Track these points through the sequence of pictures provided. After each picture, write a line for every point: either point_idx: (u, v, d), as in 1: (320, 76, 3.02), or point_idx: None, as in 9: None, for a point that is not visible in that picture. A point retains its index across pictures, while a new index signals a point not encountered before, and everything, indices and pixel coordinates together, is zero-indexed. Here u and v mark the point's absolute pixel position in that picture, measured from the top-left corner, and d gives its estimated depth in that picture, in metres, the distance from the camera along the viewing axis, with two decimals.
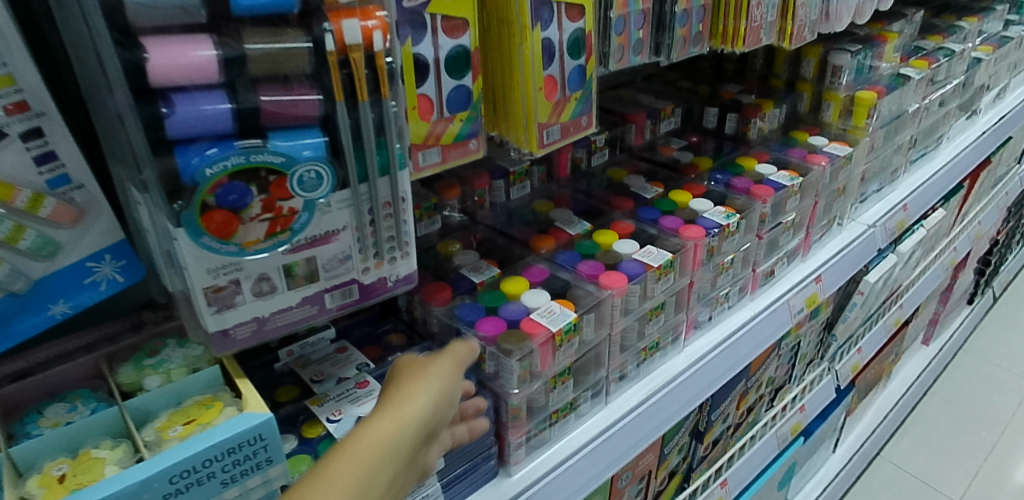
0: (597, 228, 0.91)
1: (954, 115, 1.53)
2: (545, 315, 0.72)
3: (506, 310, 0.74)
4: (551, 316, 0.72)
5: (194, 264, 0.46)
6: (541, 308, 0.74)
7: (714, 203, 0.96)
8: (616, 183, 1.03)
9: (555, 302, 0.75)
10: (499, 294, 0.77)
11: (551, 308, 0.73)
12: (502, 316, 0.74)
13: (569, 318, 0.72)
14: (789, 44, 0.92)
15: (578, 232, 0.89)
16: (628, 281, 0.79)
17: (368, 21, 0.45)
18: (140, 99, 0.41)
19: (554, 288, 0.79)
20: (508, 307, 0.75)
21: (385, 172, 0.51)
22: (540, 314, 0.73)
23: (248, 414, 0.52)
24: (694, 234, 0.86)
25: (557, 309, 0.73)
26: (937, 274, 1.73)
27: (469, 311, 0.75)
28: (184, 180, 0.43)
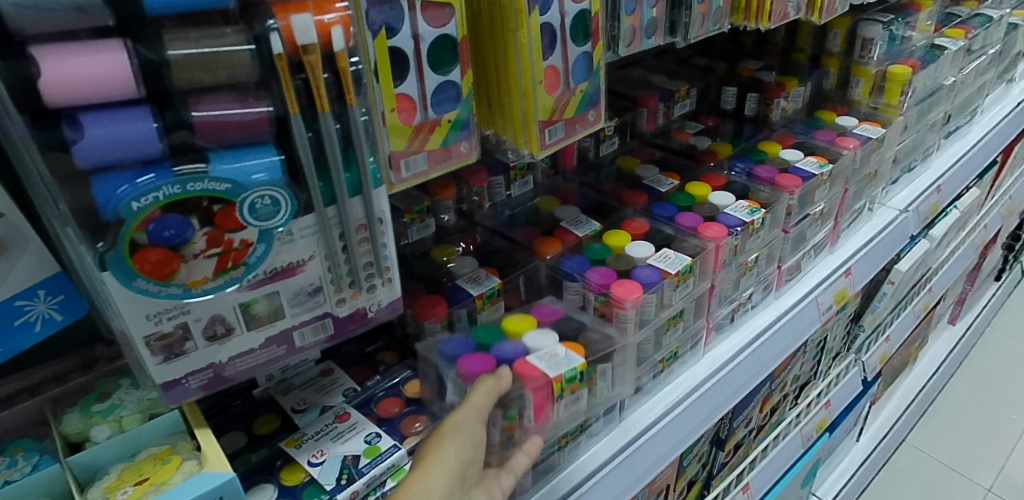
0: (607, 228, 0.83)
1: (990, 86, 1.43)
2: (545, 359, 0.64)
3: (501, 348, 0.66)
4: (554, 359, 0.64)
5: (129, 311, 0.39)
6: (541, 351, 0.66)
7: (736, 197, 0.87)
8: (627, 174, 0.95)
9: (561, 344, 0.67)
10: (496, 330, 0.69)
11: (552, 351, 0.65)
12: (494, 355, 0.66)
13: (574, 363, 0.64)
14: (818, 18, 0.82)
15: (586, 233, 0.81)
16: (643, 291, 0.71)
17: (325, 15, 0.37)
18: (37, 122, 0.33)
19: (567, 331, 0.71)
20: (502, 345, 0.67)
21: (357, 191, 0.42)
22: (539, 356, 0.65)
23: (208, 474, 0.45)
24: (715, 234, 0.78)
25: (561, 354, 0.65)
26: (967, 254, 1.64)
27: (455, 346, 0.67)
28: (105, 215, 0.35)
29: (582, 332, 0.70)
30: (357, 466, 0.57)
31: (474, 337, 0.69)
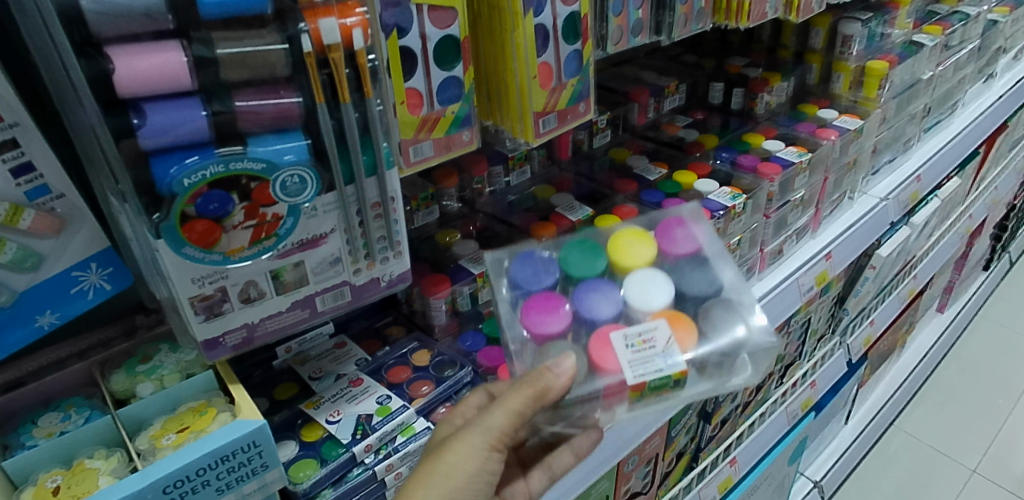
0: (599, 213, 0.89)
1: (970, 80, 1.48)
2: (636, 348, 0.57)
3: (587, 295, 0.64)
4: (647, 345, 0.58)
5: (178, 274, 0.45)
6: (638, 334, 0.58)
7: (720, 184, 0.93)
8: (619, 164, 1.01)
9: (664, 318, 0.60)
10: (593, 263, 0.67)
11: (651, 327, 0.59)
12: (577, 309, 0.63)
13: (666, 371, 0.56)
14: (796, 17, 0.88)
15: (579, 218, 0.87)
16: None
17: (347, 18, 0.42)
18: (110, 110, 0.40)
19: None
20: (592, 304, 0.63)
21: (372, 172, 0.48)
22: (630, 342, 0.58)
23: (242, 422, 0.51)
24: None
25: (658, 348, 0.57)
26: (952, 243, 1.70)
27: (540, 283, 0.65)
28: (162, 189, 0.41)
29: (703, 312, 0.63)
30: (370, 423, 0.63)
31: (567, 270, 0.67)
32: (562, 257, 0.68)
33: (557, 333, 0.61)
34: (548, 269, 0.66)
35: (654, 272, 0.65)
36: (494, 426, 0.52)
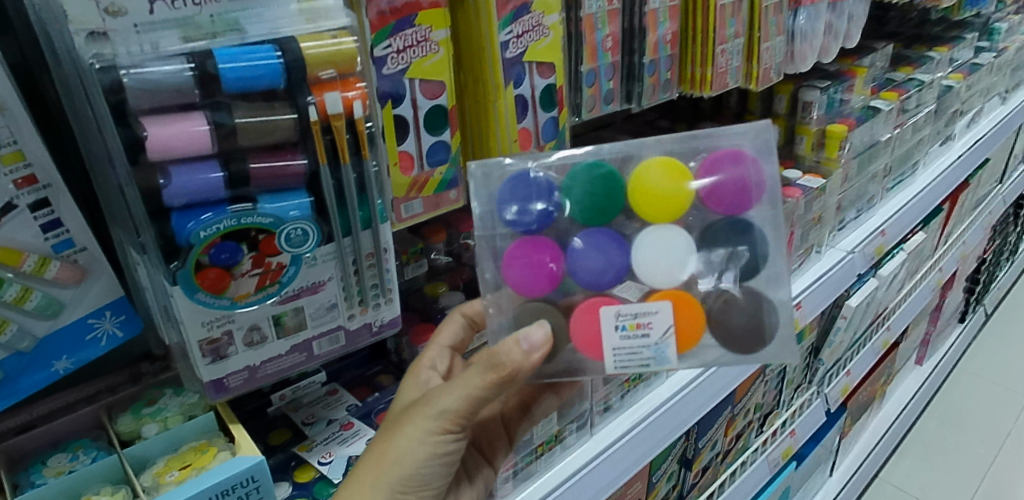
0: None
1: (929, 141, 1.57)
2: (629, 336, 0.51)
3: (585, 253, 0.53)
4: (640, 336, 0.51)
5: (190, 318, 0.50)
6: (637, 318, 0.51)
7: None
8: None
9: (670, 302, 0.51)
10: (603, 206, 0.53)
11: (651, 315, 0.51)
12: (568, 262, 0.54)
13: (653, 369, 0.51)
14: (757, 86, 0.95)
15: None
16: None
17: (349, 91, 0.49)
18: (140, 172, 0.44)
19: None
20: (586, 260, 0.53)
21: (368, 225, 0.54)
22: (623, 327, 0.51)
23: (242, 458, 0.55)
24: None
25: (652, 340, 0.51)
26: (923, 295, 1.77)
27: (529, 222, 0.53)
28: (180, 241, 0.46)
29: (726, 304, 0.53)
30: (360, 463, 0.67)
31: (569, 207, 0.54)
32: (566, 189, 0.54)
33: (542, 296, 0.54)
34: (546, 205, 0.53)
35: (678, 231, 0.53)
36: (447, 408, 0.53)
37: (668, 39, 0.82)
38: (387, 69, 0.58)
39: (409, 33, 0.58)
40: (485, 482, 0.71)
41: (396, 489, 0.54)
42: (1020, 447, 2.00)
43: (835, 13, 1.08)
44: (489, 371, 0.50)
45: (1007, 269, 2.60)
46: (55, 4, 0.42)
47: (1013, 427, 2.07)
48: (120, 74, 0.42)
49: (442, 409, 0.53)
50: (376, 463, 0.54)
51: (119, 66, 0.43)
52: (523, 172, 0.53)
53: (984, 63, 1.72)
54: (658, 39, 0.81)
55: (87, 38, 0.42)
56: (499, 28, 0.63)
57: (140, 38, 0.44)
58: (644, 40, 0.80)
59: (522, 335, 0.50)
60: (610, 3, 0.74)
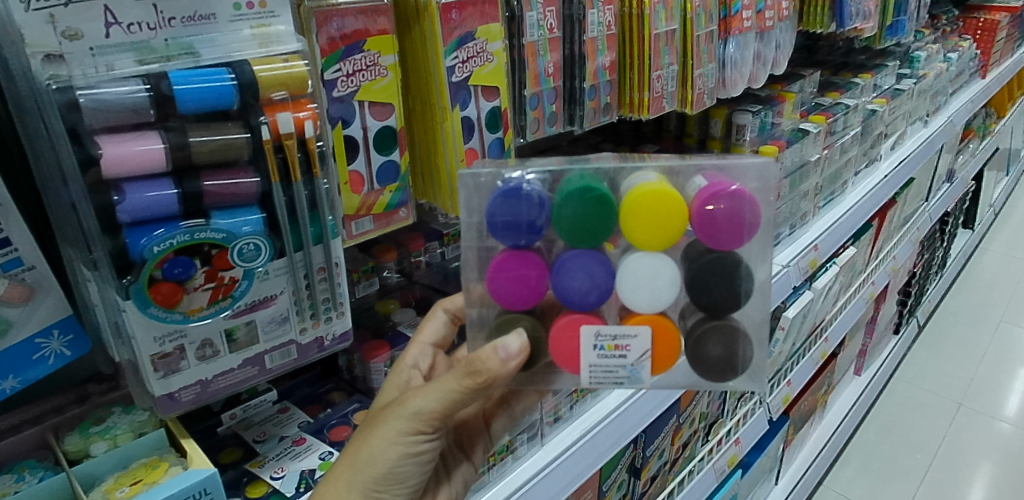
0: None
1: (857, 162, 1.67)
2: (608, 354, 0.54)
3: (571, 275, 0.53)
4: (618, 355, 0.54)
5: (141, 333, 0.51)
6: (616, 339, 0.53)
7: None
8: None
9: (650, 327, 0.53)
10: (590, 229, 0.53)
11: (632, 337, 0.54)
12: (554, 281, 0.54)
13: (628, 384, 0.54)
14: (691, 110, 1.01)
15: None
16: None
17: (300, 112, 0.51)
18: (93, 190, 0.46)
19: None
20: (572, 282, 0.53)
21: (319, 240, 0.56)
22: (603, 348, 0.53)
23: (194, 471, 0.56)
24: None
25: (629, 359, 0.54)
26: (858, 307, 1.86)
27: (515, 239, 0.53)
28: (133, 256, 0.48)
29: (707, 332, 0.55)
30: (313, 476, 0.68)
31: (558, 227, 0.53)
32: (557, 209, 0.52)
33: (523, 308, 0.55)
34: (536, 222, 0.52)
35: (663, 256, 0.54)
36: (417, 410, 0.56)
37: (607, 66, 0.87)
38: (337, 92, 0.60)
39: (358, 58, 0.61)
40: (463, 479, 0.74)
41: (369, 487, 0.58)
42: (953, 451, 2.10)
43: (763, 42, 1.16)
44: (467, 376, 0.53)
45: (936, 283, 2.74)
46: (10, 26, 0.44)
47: (945, 432, 2.17)
48: (76, 95, 0.44)
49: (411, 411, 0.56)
50: (348, 464, 0.58)
51: (75, 86, 0.44)
52: (514, 189, 0.52)
53: (905, 88, 1.83)
54: (597, 66, 0.86)
55: (43, 59, 0.44)
56: (446, 54, 0.66)
57: (95, 60, 0.46)
58: (584, 66, 0.84)
59: (500, 343, 0.52)
60: (550, 31, 0.78)
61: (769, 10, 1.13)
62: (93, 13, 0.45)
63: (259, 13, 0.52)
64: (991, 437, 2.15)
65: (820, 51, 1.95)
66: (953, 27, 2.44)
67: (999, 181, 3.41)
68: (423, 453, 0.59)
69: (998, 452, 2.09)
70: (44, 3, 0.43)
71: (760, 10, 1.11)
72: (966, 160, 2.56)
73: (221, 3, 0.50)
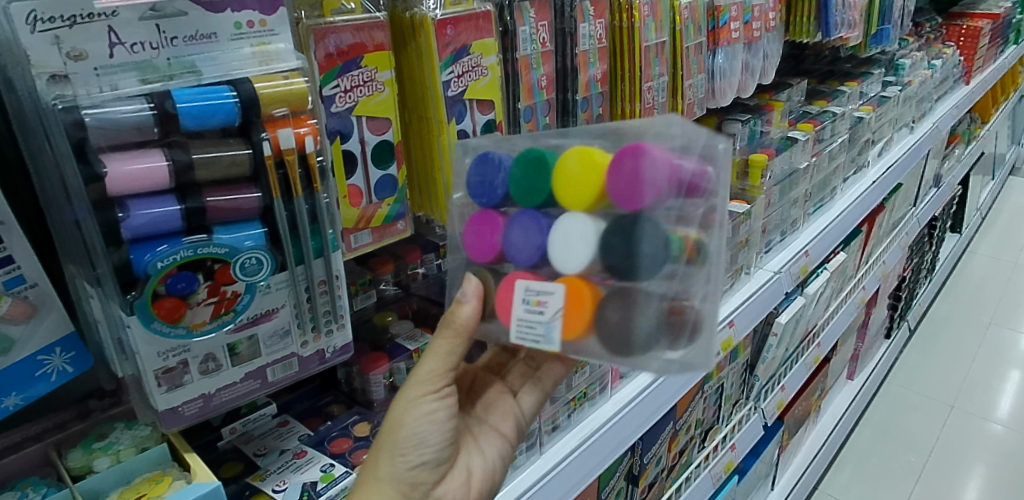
0: None
1: (845, 168, 1.69)
2: (530, 308, 0.59)
3: (518, 231, 0.61)
4: (537, 311, 0.58)
5: (145, 348, 0.51)
6: (536, 293, 0.58)
7: None
8: None
9: (564, 286, 0.57)
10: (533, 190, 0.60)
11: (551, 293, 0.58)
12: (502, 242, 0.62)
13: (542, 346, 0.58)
14: (681, 120, 1.03)
15: None
16: None
17: (300, 128, 0.52)
18: (98, 207, 0.46)
19: None
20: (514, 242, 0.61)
21: (320, 253, 0.57)
22: (526, 300, 0.59)
23: (197, 484, 0.56)
24: None
25: (544, 318, 0.58)
26: (849, 312, 1.87)
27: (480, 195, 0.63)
28: (137, 272, 0.48)
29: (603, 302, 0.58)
30: (315, 488, 0.68)
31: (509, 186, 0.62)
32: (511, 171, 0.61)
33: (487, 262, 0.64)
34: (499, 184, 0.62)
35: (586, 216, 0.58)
36: (427, 373, 0.64)
37: (598, 78, 0.88)
38: (335, 107, 0.61)
39: (355, 74, 0.62)
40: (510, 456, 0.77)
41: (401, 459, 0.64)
42: (946, 453, 2.11)
43: (751, 52, 1.18)
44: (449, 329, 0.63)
45: (926, 287, 2.77)
46: (16, 47, 0.45)
47: (939, 434, 2.19)
48: (82, 114, 0.45)
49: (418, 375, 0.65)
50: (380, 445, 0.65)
51: (80, 106, 0.45)
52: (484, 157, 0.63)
53: (891, 96, 1.86)
54: (589, 78, 0.87)
55: (49, 80, 0.45)
56: (442, 69, 0.67)
57: (100, 80, 0.47)
58: (576, 79, 0.85)
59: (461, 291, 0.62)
60: (543, 45, 0.79)
61: (756, 21, 1.16)
62: (97, 34, 0.46)
63: (260, 32, 0.53)
64: (983, 438, 2.16)
65: (807, 60, 1.98)
66: (936, 35, 2.48)
67: (985, 185, 3.46)
68: (442, 413, 0.66)
69: (991, 453, 2.11)
70: (49, 25, 0.44)
71: (747, 21, 1.13)
72: (952, 165, 2.59)
73: (223, 22, 0.51)
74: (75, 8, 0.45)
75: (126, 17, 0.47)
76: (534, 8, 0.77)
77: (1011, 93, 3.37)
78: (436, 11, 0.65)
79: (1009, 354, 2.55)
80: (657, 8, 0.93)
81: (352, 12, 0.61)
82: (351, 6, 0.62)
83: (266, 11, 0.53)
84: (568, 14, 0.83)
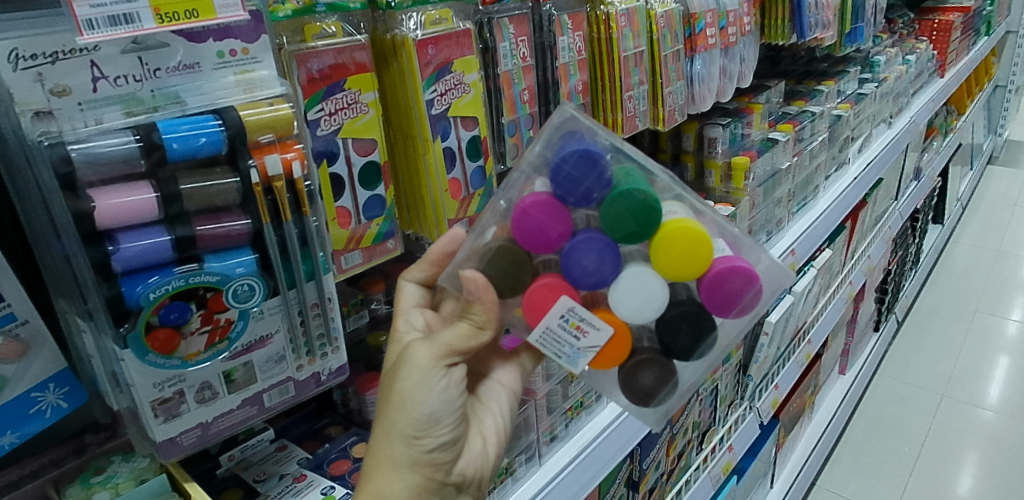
0: None
1: (827, 166, 1.71)
2: (573, 329, 0.62)
3: (584, 255, 0.60)
4: (574, 336, 0.62)
5: (141, 380, 0.51)
6: (574, 318, 0.61)
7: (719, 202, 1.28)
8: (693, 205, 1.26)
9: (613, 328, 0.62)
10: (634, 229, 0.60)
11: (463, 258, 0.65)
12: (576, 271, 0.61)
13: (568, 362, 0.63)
14: (663, 127, 1.04)
15: None
16: None
17: (287, 153, 0.52)
18: (88, 242, 0.46)
19: None
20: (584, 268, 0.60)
21: (311, 277, 0.57)
22: (576, 321, 0.61)
23: None
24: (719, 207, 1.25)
25: (569, 349, 0.63)
26: (837, 307, 1.90)
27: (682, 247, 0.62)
28: (129, 305, 0.48)
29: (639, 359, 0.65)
30: None
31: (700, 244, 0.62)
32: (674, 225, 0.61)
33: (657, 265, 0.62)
34: (594, 188, 0.60)
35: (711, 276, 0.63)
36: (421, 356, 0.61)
37: (580, 89, 0.89)
38: (321, 130, 0.61)
39: (339, 96, 0.62)
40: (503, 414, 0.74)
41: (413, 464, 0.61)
42: (940, 441, 2.13)
43: (728, 57, 1.20)
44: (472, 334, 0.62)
45: (912, 278, 2.80)
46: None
47: (931, 423, 2.21)
48: (68, 149, 0.45)
49: (412, 387, 0.61)
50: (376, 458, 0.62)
51: (66, 142, 0.45)
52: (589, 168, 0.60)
53: (868, 93, 1.88)
54: (570, 89, 0.88)
55: (33, 117, 0.45)
56: (425, 87, 0.67)
57: (84, 115, 0.47)
58: (557, 91, 0.86)
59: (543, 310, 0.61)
60: (524, 60, 0.80)
61: (732, 27, 1.17)
62: (81, 69, 0.47)
63: (243, 60, 0.53)
64: (976, 425, 2.19)
65: (784, 61, 2.01)
66: (909, 30, 2.52)
67: (963, 176, 3.50)
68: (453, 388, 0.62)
69: (983, 439, 2.13)
70: (32, 62, 0.45)
71: (723, 27, 1.15)
72: (931, 158, 2.63)
73: (205, 51, 0.51)
74: (57, 45, 0.46)
75: (109, 51, 0.48)
76: (514, 23, 0.78)
77: (985, 84, 3.43)
78: (416, 31, 0.66)
79: (996, 340, 2.58)
80: (635, 16, 0.94)
81: (333, 36, 0.62)
82: (332, 29, 0.62)
83: (248, 38, 0.53)
84: (546, 28, 0.84)
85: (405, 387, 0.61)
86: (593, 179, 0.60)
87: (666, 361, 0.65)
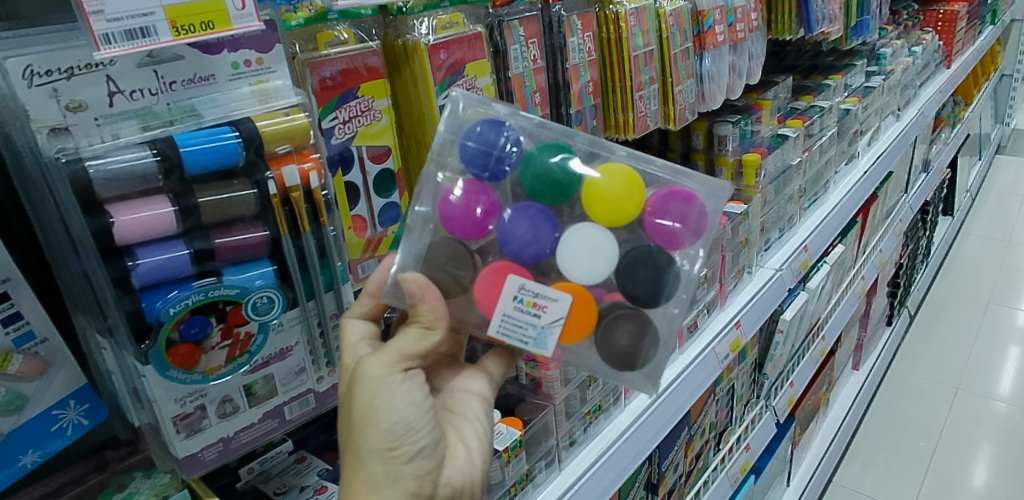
0: None
1: (837, 161, 1.69)
2: (526, 307, 0.58)
3: (517, 223, 0.60)
4: (532, 314, 0.58)
5: (162, 395, 0.51)
6: (525, 292, 0.58)
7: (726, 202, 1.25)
8: None
9: (569, 296, 0.58)
10: (554, 186, 0.61)
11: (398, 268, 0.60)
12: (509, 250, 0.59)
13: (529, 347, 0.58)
14: (673, 126, 1.04)
15: None
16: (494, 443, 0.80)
17: (304, 163, 0.52)
18: (107, 258, 0.46)
19: (507, 403, 0.86)
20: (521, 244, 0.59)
21: (330, 287, 0.57)
22: (525, 298, 0.58)
23: None
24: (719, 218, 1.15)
25: (529, 331, 0.58)
26: (850, 302, 1.88)
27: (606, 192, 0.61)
28: (150, 320, 0.48)
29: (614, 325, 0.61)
30: None
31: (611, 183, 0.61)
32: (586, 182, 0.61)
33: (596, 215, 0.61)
34: (504, 161, 0.60)
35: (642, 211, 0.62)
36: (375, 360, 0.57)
37: (590, 90, 0.88)
38: (336, 139, 0.61)
39: (353, 104, 0.61)
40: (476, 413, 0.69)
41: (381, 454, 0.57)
42: (956, 435, 2.11)
43: (737, 54, 1.19)
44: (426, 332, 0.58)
45: (923, 272, 2.78)
46: (12, 102, 0.44)
47: (946, 417, 2.19)
48: (85, 166, 0.44)
49: (369, 400, 0.56)
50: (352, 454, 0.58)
51: (83, 158, 0.44)
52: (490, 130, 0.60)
53: (875, 86, 1.87)
54: (581, 89, 0.87)
55: (49, 134, 0.45)
56: (437, 93, 0.67)
57: (101, 130, 0.47)
58: (568, 92, 0.86)
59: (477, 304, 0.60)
60: (534, 62, 0.79)
61: (740, 23, 1.16)
62: (97, 83, 0.46)
63: (257, 71, 0.53)
64: (990, 417, 2.17)
65: (789, 57, 2.00)
66: (915, 21, 2.50)
67: (972, 167, 3.48)
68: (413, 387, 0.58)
69: (997, 431, 2.11)
70: (47, 78, 0.44)
71: (731, 24, 1.14)
72: (940, 149, 2.61)
73: (220, 63, 0.51)
74: (72, 60, 0.45)
75: (124, 66, 0.47)
76: (524, 25, 0.77)
77: (991, 74, 3.40)
78: (428, 36, 0.66)
79: (1008, 330, 2.56)
80: (644, 15, 0.94)
81: (345, 43, 0.62)
82: (344, 37, 0.62)
83: (263, 48, 0.53)
84: (556, 29, 0.83)
85: (363, 395, 0.57)
86: (497, 149, 0.60)
87: (641, 314, 0.61)
